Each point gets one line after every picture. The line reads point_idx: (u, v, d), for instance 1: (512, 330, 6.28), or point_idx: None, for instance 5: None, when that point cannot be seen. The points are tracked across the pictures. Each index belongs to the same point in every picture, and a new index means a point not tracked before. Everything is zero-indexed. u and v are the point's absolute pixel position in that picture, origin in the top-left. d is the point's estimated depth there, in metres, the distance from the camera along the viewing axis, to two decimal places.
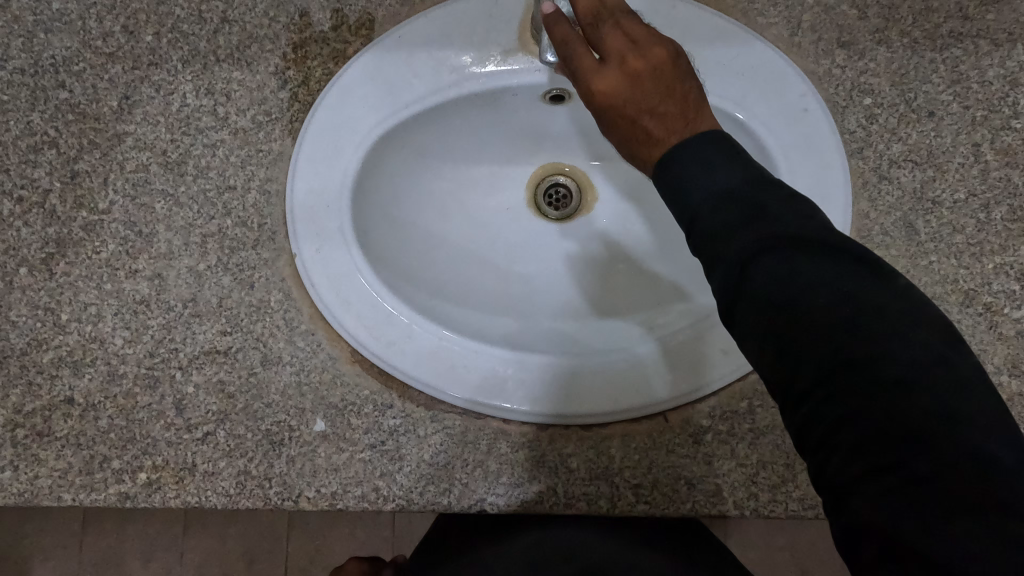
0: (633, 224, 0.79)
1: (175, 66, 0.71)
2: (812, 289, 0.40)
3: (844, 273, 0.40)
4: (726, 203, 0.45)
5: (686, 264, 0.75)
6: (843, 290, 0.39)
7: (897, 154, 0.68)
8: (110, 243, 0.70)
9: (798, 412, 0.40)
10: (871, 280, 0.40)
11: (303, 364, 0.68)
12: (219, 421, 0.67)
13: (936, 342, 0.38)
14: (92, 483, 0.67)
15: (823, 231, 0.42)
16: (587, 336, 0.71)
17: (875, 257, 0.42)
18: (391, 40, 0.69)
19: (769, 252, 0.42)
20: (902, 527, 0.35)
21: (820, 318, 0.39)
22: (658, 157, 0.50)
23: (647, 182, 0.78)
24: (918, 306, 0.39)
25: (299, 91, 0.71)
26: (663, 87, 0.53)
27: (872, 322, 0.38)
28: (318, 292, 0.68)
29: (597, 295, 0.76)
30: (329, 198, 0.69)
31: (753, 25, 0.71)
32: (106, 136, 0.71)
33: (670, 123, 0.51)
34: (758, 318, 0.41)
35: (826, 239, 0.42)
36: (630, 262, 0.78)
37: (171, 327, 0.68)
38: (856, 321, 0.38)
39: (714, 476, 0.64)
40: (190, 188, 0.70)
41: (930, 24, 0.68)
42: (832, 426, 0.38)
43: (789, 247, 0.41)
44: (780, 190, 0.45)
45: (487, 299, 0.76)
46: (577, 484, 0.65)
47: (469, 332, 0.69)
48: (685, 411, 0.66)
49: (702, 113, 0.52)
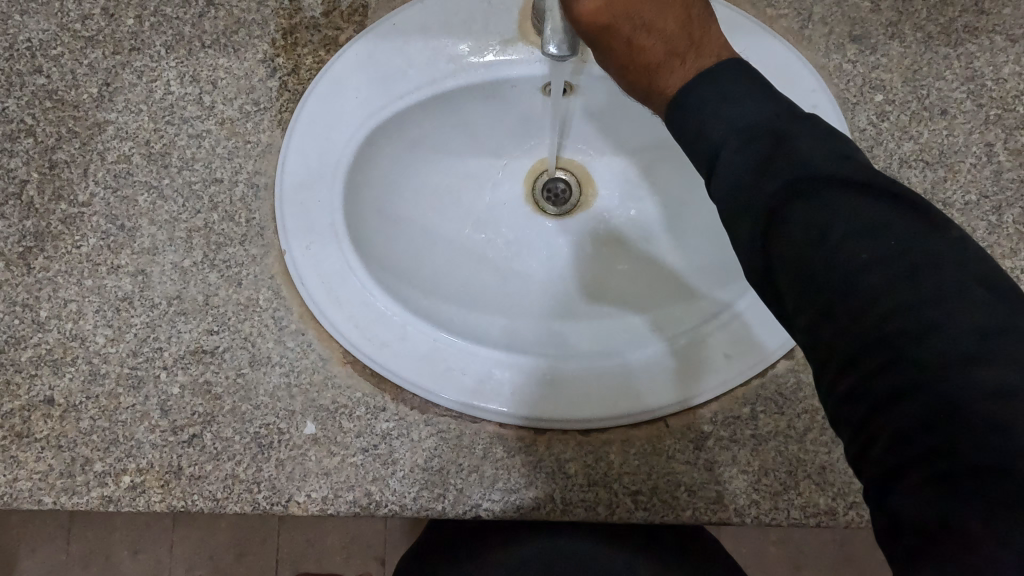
0: (638, 216, 0.77)
1: (159, 52, 0.68)
2: (845, 257, 0.37)
3: (885, 228, 0.37)
4: (758, 157, 0.42)
5: (696, 256, 0.73)
6: (888, 245, 0.37)
7: (908, 153, 0.66)
8: (92, 237, 0.67)
9: (833, 395, 0.38)
10: (919, 234, 0.37)
11: (293, 366, 0.65)
12: (206, 423, 0.64)
13: (997, 309, 0.34)
14: (74, 487, 0.64)
15: (878, 178, 0.39)
16: (589, 337, 0.69)
17: (932, 209, 0.39)
18: (385, 26, 0.67)
19: (807, 203, 0.39)
20: (948, 514, 0.32)
21: (863, 292, 0.36)
22: (667, 85, 0.50)
23: (659, 162, 0.75)
24: (974, 261, 0.36)
25: (288, 80, 0.68)
26: (664, 4, 0.51)
27: (924, 286, 0.35)
28: (308, 292, 0.65)
29: (601, 291, 0.74)
30: (319, 193, 0.66)
31: (762, 16, 0.69)
32: (86, 124, 0.68)
33: (675, 45, 0.50)
34: (795, 301, 0.39)
35: (878, 190, 0.39)
36: (635, 254, 0.75)
37: (155, 325, 0.66)
38: (897, 285, 0.36)
39: (715, 482, 0.62)
40: (175, 180, 0.67)
41: (944, 18, 0.66)
42: (877, 405, 0.36)
43: (828, 200, 0.39)
44: (812, 129, 0.42)
45: (485, 299, 0.73)
46: (575, 490, 0.63)
47: (466, 335, 0.67)
48: (686, 416, 0.64)
49: (706, 28, 0.51)
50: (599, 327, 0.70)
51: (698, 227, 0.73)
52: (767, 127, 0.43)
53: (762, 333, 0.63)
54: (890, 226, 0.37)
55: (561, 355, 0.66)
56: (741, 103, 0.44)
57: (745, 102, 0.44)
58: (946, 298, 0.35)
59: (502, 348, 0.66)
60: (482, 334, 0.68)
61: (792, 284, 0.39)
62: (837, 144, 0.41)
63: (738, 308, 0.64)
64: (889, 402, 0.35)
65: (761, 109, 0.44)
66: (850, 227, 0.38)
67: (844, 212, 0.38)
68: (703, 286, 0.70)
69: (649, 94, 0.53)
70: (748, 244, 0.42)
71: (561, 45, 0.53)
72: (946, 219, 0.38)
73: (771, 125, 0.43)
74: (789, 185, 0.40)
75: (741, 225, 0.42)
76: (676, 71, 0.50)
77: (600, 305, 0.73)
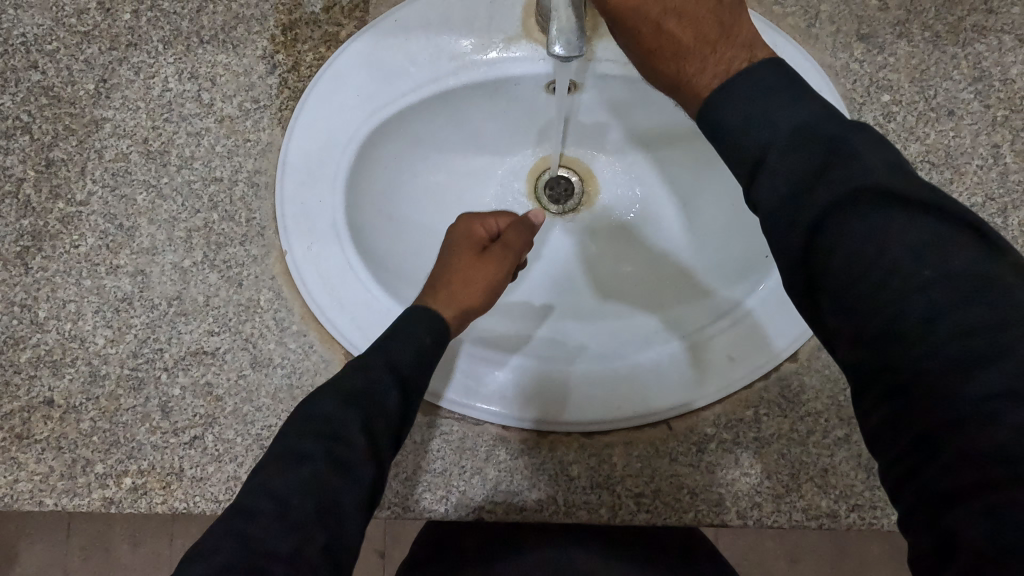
0: (650, 215, 0.76)
1: (156, 48, 0.67)
2: (883, 279, 0.37)
3: (930, 250, 0.37)
4: (803, 164, 0.41)
5: (709, 256, 0.72)
6: (934, 268, 0.37)
7: (914, 155, 0.65)
8: (90, 236, 0.66)
9: (875, 417, 0.39)
10: (974, 260, 0.37)
11: (295, 367, 0.65)
12: (207, 424, 0.64)
13: None
14: (74, 488, 0.64)
15: (931, 194, 0.39)
16: (600, 337, 0.69)
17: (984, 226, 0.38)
18: (386, 23, 0.65)
19: (849, 220, 0.39)
20: (980, 543, 0.34)
21: (907, 317, 0.36)
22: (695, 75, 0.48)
23: (672, 159, 0.74)
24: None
25: (288, 77, 0.67)
26: None
27: (970, 315, 0.35)
28: (310, 293, 0.65)
29: (612, 291, 0.74)
30: (320, 193, 0.65)
31: (769, 14, 0.68)
32: (83, 122, 0.67)
33: (704, 32, 0.49)
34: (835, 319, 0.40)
35: (929, 206, 0.38)
36: (649, 253, 0.75)
37: (155, 326, 0.65)
38: (941, 312, 0.36)
39: (717, 485, 0.62)
40: (174, 179, 0.67)
41: (953, 16, 0.66)
42: (921, 431, 0.37)
43: (872, 214, 0.38)
44: (847, 133, 0.40)
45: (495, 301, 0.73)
46: (577, 493, 0.62)
47: (477, 342, 0.67)
48: (691, 419, 0.64)
49: (738, 18, 0.50)
50: (611, 328, 0.70)
51: (711, 226, 0.72)
52: (810, 131, 0.41)
53: (776, 329, 0.63)
54: (939, 250, 0.37)
55: (574, 358, 0.65)
56: (773, 105, 0.43)
57: (778, 102, 0.43)
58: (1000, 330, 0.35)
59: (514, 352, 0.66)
60: (497, 341, 0.68)
61: (834, 303, 0.39)
62: (887, 153, 0.40)
63: (748, 306, 0.64)
64: (934, 431, 0.36)
65: (795, 113, 0.42)
66: (894, 248, 0.37)
67: (892, 229, 0.38)
68: (712, 285, 0.70)
69: (677, 86, 0.50)
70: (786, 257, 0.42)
71: (567, 45, 0.52)
72: (1001, 240, 0.38)
73: (806, 132, 0.41)
74: (834, 197, 0.39)
75: (778, 234, 0.42)
76: (707, 61, 0.48)
77: (612, 305, 0.72)
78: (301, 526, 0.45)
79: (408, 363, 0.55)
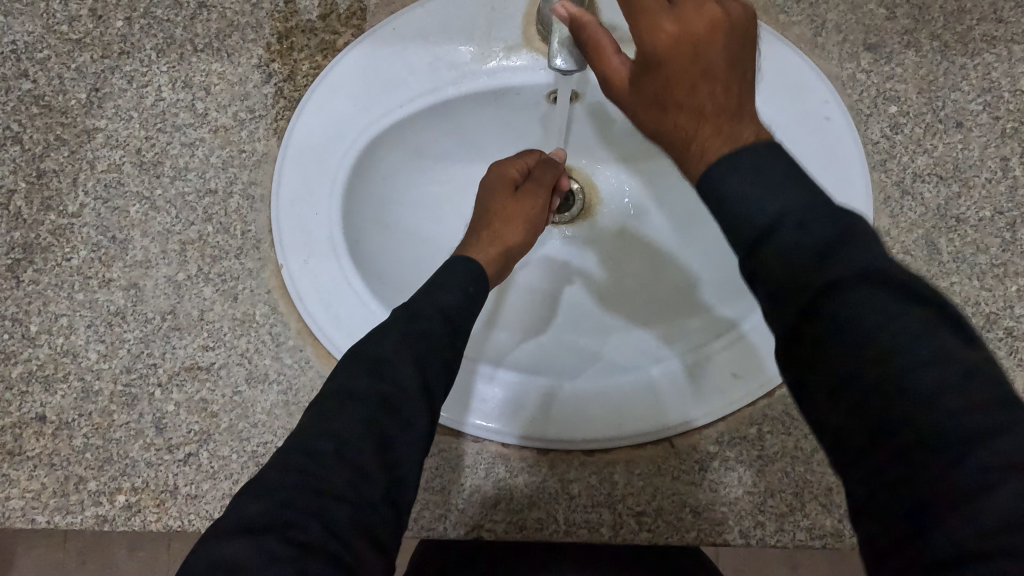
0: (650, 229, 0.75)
1: (149, 56, 0.66)
2: (858, 360, 0.36)
3: (907, 338, 0.36)
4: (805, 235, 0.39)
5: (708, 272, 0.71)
6: (909, 357, 0.35)
7: (922, 168, 0.64)
8: (82, 248, 0.65)
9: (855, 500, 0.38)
10: (966, 356, 0.35)
11: (290, 383, 0.64)
12: (202, 441, 0.63)
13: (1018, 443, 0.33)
14: (67, 506, 0.63)
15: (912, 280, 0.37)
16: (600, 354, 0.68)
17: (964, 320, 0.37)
18: (384, 31, 0.64)
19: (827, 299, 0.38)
20: None
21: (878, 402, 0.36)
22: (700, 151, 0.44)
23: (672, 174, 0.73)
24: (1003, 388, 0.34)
25: (284, 86, 0.66)
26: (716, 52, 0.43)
27: (941, 411, 0.34)
28: (306, 308, 0.64)
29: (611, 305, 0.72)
30: (317, 206, 0.64)
31: (774, 23, 0.67)
32: (75, 132, 0.65)
33: (719, 104, 0.43)
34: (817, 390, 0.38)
35: (909, 292, 0.37)
36: (648, 269, 0.74)
37: (149, 340, 0.64)
38: (913, 402, 0.34)
39: (720, 504, 0.61)
40: (168, 191, 0.65)
41: (961, 25, 0.64)
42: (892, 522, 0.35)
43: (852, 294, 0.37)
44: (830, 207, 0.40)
45: (493, 314, 0.72)
46: (578, 511, 0.62)
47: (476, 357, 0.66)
48: (692, 437, 0.63)
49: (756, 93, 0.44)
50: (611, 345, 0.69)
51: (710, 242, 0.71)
52: (796, 199, 0.40)
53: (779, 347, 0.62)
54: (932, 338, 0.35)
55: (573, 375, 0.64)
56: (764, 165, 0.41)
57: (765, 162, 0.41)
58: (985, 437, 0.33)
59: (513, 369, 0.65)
60: (496, 356, 0.67)
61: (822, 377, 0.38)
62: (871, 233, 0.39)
63: (747, 325, 0.63)
64: (905, 524, 0.34)
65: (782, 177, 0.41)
66: (872, 332, 0.36)
67: (890, 311, 0.36)
68: (711, 301, 0.69)
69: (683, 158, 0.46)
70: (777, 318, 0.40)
71: (568, 59, 0.51)
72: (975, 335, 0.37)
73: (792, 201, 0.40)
74: (832, 274, 0.37)
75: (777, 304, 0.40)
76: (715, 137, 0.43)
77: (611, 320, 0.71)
78: (364, 471, 0.44)
79: (457, 306, 0.55)
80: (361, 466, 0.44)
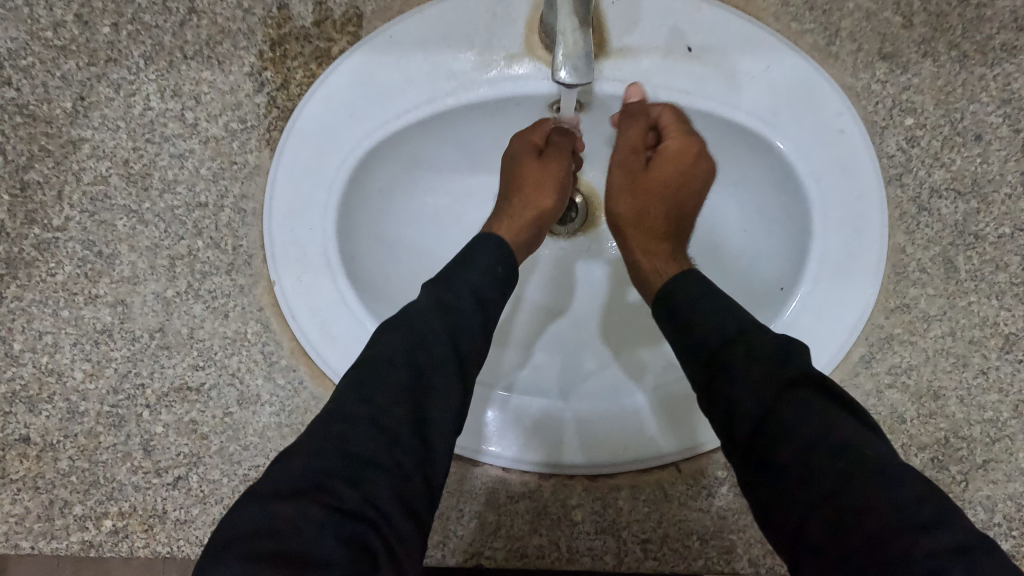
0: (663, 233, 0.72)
1: (137, 63, 0.63)
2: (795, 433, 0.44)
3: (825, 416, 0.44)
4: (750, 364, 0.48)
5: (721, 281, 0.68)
6: (830, 429, 0.44)
7: (939, 182, 0.61)
8: (68, 264, 0.62)
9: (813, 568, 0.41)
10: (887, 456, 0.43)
11: (283, 405, 0.62)
12: (191, 464, 0.61)
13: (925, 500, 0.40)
14: (52, 531, 0.61)
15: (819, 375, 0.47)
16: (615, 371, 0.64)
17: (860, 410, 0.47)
18: (381, 38, 0.61)
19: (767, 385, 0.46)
20: None
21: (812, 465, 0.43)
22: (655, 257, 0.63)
23: None
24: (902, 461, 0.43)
25: (277, 95, 0.63)
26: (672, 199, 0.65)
27: (860, 470, 0.41)
28: (300, 326, 0.62)
29: (625, 318, 0.69)
30: (310, 220, 0.62)
31: (785, 32, 0.63)
32: (60, 142, 0.63)
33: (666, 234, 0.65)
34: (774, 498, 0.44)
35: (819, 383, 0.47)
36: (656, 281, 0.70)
37: (137, 359, 0.62)
38: (840, 466, 0.42)
39: (729, 531, 0.59)
40: (157, 205, 0.63)
41: (981, 35, 0.61)
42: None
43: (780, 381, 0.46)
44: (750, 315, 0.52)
45: (501, 331, 0.68)
46: (581, 538, 0.59)
47: (484, 382, 0.63)
48: (700, 462, 0.61)
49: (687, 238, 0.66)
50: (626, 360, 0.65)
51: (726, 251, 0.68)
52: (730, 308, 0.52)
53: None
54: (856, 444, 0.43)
55: (588, 397, 0.62)
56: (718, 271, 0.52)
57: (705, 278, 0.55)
58: (917, 527, 0.39)
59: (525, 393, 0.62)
60: (506, 378, 0.64)
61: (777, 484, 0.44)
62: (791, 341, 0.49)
63: None
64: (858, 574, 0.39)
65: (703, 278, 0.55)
66: (800, 410, 0.45)
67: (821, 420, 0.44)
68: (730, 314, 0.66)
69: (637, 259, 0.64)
70: (735, 439, 0.47)
71: (573, 71, 0.49)
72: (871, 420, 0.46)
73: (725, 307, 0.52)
74: (771, 392, 0.46)
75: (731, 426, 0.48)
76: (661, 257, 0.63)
77: (625, 332, 0.68)
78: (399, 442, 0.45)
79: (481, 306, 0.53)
80: (398, 442, 0.45)
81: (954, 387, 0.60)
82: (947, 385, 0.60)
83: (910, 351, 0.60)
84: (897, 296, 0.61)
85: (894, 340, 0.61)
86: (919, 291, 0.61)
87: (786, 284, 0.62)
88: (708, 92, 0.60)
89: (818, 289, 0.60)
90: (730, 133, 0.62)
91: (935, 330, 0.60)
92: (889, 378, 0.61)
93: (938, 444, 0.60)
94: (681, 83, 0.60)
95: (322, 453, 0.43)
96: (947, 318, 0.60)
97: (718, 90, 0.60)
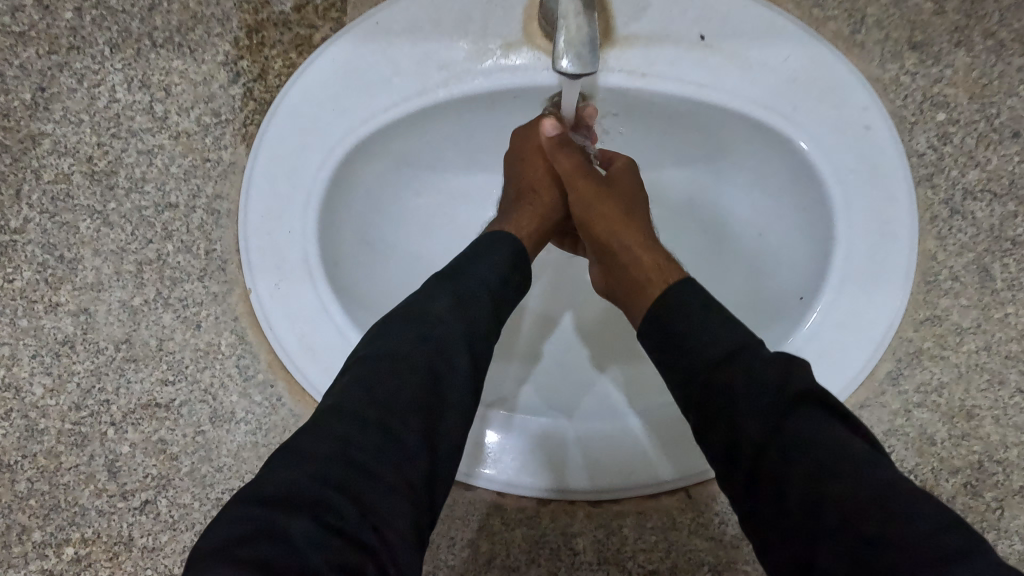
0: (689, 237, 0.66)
1: (102, 51, 0.57)
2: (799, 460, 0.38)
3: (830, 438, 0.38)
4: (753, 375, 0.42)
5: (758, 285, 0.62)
6: (835, 454, 0.38)
7: (974, 183, 0.56)
8: (26, 269, 0.57)
9: None
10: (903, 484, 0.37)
11: (260, 423, 0.57)
12: (160, 487, 0.56)
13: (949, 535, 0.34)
14: (8, 560, 0.56)
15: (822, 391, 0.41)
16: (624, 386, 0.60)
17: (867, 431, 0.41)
18: (366, 25, 0.56)
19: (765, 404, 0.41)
20: None
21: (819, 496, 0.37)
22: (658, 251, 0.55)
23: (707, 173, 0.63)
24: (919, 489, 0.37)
25: (254, 86, 0.58)
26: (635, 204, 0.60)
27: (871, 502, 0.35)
28: (278, 338, 0.57)
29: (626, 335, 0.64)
30: (289, 224, 0.57)
31: (807, 17, 0.58)
32: (18, 137, 0.57)
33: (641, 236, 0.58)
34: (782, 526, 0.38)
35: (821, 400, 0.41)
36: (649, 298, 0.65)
37: (101, 373, 0.57)
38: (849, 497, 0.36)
39: (743, 562, 0.54)
40: (123, 205, 0.58)
41: (1019, 22, 0.55)
42: None
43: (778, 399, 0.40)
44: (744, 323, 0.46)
45: (502, 344, 0.64)
46: (583, 570, 0.55)
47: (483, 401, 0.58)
48: (712, 486, 0.56)
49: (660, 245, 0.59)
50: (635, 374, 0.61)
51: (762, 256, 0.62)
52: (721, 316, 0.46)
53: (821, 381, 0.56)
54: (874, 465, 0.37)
55: (595, 415, 0.57)
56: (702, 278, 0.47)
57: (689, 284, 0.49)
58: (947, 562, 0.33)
59: (527, 412, 0.57)
60: (506, 394, 0.59)
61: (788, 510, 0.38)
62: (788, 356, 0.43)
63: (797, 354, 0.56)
64: None
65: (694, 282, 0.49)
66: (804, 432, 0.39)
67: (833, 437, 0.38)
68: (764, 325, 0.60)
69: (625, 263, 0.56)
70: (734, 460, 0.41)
71: (576, 60, 0.44)
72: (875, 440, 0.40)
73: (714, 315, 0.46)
74: (769, 412, 0.40)
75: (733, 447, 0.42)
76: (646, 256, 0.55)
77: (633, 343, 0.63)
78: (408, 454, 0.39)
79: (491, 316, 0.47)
80: (406, 445, 0.39)
81: (988, 407, 0.55)
82: (981, 404, 0.55)
83: (942, 367, 0.56)
84: (926, 307, 0.56)
85: (924, 355, 0.56)
86: (950, 301, 0.56)
87: (805, 293, 0.57)
88: (723, 85, 0.55)
89: (841, 300, 0.55)
90: (745, 129, 0.57)
91: (968, 344, 0.55)
92: (917, 396, 0.56)
93: (971, 468, 0.55)
94: (694, 75, 0.55)
95: (324, 463, 0.37)
96: (982, 331, 0.55)
97: (734, 83, 0.55)
